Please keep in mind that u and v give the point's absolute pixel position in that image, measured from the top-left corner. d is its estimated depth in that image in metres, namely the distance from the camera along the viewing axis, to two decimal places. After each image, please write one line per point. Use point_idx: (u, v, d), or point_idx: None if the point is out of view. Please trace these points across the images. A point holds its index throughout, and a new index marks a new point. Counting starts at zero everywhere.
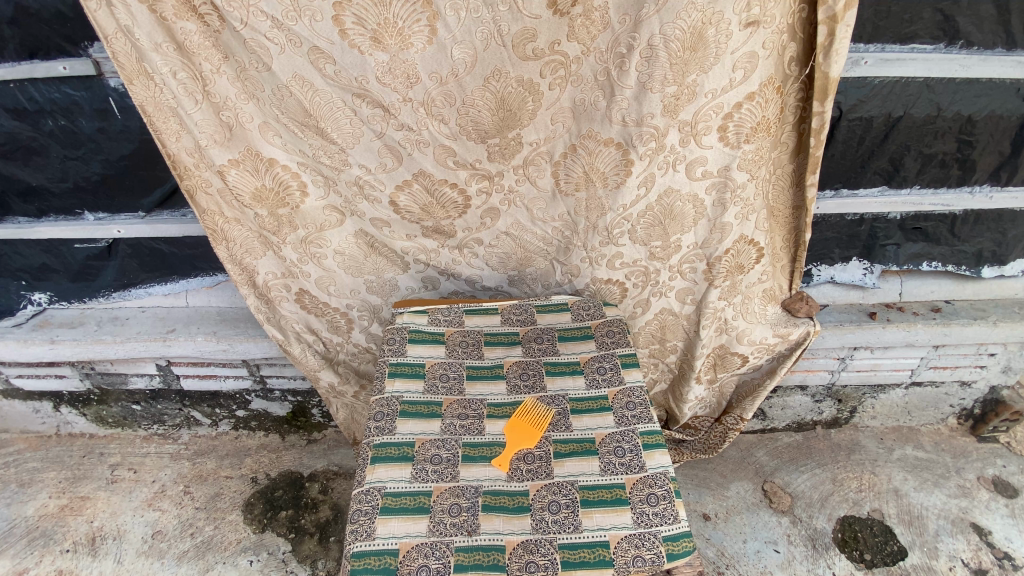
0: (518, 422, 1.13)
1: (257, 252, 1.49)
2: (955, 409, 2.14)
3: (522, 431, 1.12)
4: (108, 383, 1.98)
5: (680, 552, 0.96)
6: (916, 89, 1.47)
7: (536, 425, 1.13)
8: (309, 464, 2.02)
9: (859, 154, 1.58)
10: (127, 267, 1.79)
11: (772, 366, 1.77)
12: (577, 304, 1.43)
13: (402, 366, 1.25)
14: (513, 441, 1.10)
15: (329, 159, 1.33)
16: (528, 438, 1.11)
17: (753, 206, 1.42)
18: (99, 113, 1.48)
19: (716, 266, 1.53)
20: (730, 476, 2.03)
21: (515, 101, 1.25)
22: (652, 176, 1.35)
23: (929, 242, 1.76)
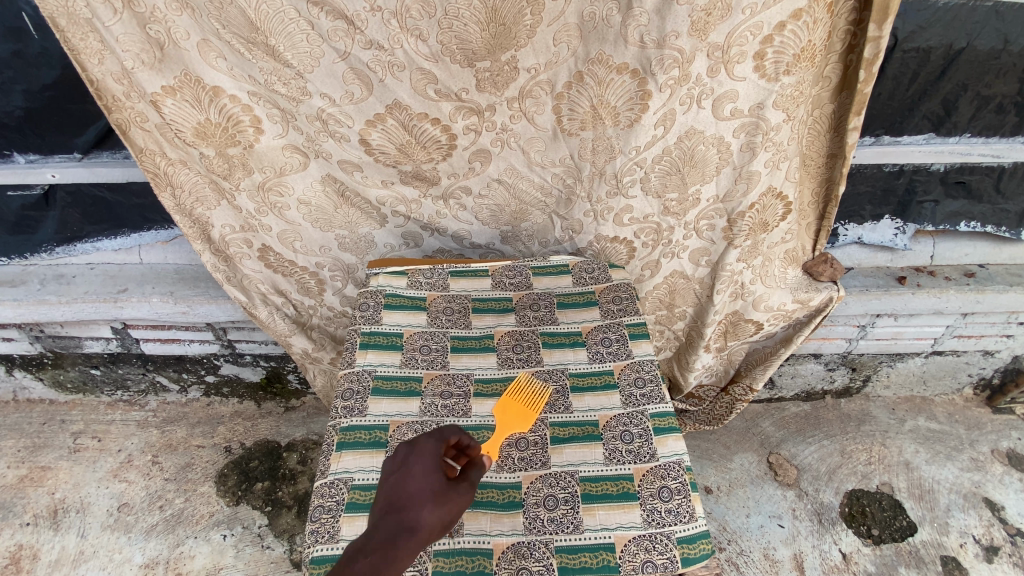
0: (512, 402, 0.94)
1: (209, 202, 1.29)
2: (973, 379, 2.02)
3: (515, 410, 0.92)
4: (61, 346, 1.81)
5: (697, 557, 0.82)
6: (984, 15, 1.24)
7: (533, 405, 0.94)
8: (286, 433, 1.89)
9: (909, 94, 1.36)
10: (70, 218, 1.58)
11: (787, 334, 1.64)
12: (579, 265, 1.25)
13: (376, 337, 1.08)
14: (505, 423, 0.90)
15: (284, 87, 1.09)
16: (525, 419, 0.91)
17: (786, 152, 1.22)
18: (11, 31, 1.23)
19: (739, 223, 1.34)
20: (734, 448, 1.92)
21: (510, 14, 1.00)
22: (672, 113, 1.13)
23: (969, 199, 1.58)
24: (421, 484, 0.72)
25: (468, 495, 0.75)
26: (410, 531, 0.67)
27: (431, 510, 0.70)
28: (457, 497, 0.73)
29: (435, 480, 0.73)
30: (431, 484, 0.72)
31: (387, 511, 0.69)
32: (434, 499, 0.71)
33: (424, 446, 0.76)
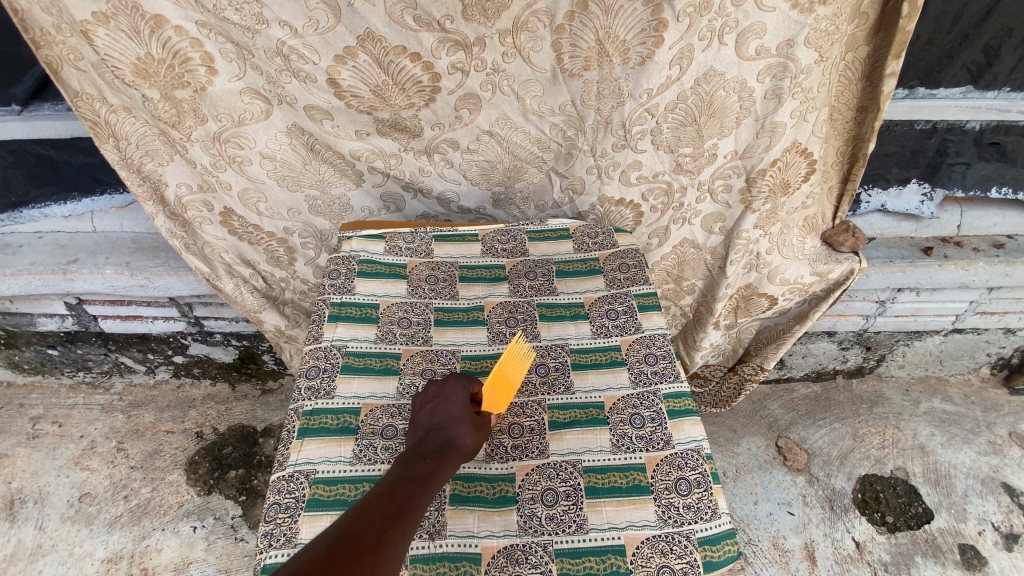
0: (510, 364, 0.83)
1: (160, 156, 1.13)
2: (991, 359, 1.92)
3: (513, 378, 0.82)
4: (13, 325, 1.65)
5: (722, 560, 0.69)
6: None
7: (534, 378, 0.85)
8: (263, 417, 1.76)
9: (950, 39, 1.21)
10: (11, 180, 1.41)
11: (802, 310, 1.51)
12: (580, 230, 1.11)
13: (348, 308, 0.94)
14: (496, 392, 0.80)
15: (236, 13, 0.93)
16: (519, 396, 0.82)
17: (815, 100, 1.08)
18: None
19: (758, 183, 1.20)
20: (741, 431, 1.81)
21: None
22: (689, 50, 0.98)
23: (1004, 162, 1.44)
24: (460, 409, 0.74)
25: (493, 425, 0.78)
26: (455, 452, 0.70)
27: (471, 431, 0.73)
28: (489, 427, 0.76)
29: (471, 411, 0.75)
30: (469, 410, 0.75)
31: (428, 433, 0.71)
32: (472, 424, 0.73)
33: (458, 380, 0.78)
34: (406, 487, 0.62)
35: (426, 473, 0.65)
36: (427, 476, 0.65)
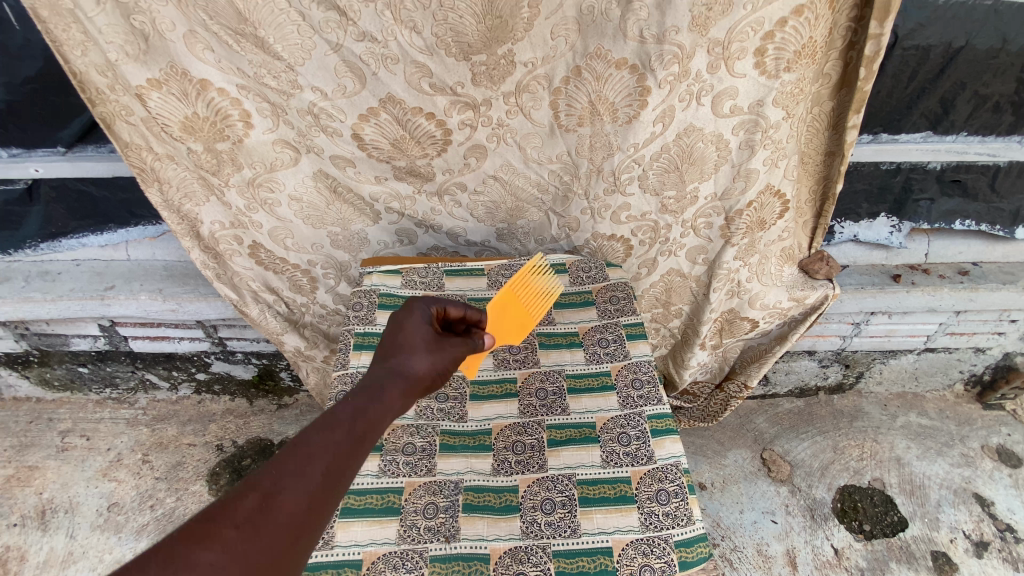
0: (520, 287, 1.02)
1: (197, 198, 1.26)
2: (964, 376, 2.04)
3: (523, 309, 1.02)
4: (47, 344, 1.77)
5: (695, 560, 0.81)
6: (984, 14, 1.22)
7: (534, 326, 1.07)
8: (279, 431, 1.87)
9: (908, 92, 1.35)
10: (54, 214, 1.54)
11: (782, 331, 1.63)
12: (576, 264, 1.24)
13: (370, 337, 1.07)
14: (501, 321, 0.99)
15: (274, 80, 1.06)
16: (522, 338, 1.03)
17: (785, 150, 1.21)
18: None
19: (736, 221, 1.33)
20: (728, 444, 1.93)
21: (507, 6, 0.97)
22: (671, 110, 1.12)
23: (966, 198, 1.58)
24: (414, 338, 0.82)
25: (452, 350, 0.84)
26: (405, 375, 0.77)
27: (424, 355, 0.80)
28: (448, 351, 0.83)
29: (429, 338, 0.83)
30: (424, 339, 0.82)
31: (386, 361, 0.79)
32: (426, 350, 0.81)
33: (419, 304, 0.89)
34: (349, 412, 0.69)
35: (372, 398, 0.72)
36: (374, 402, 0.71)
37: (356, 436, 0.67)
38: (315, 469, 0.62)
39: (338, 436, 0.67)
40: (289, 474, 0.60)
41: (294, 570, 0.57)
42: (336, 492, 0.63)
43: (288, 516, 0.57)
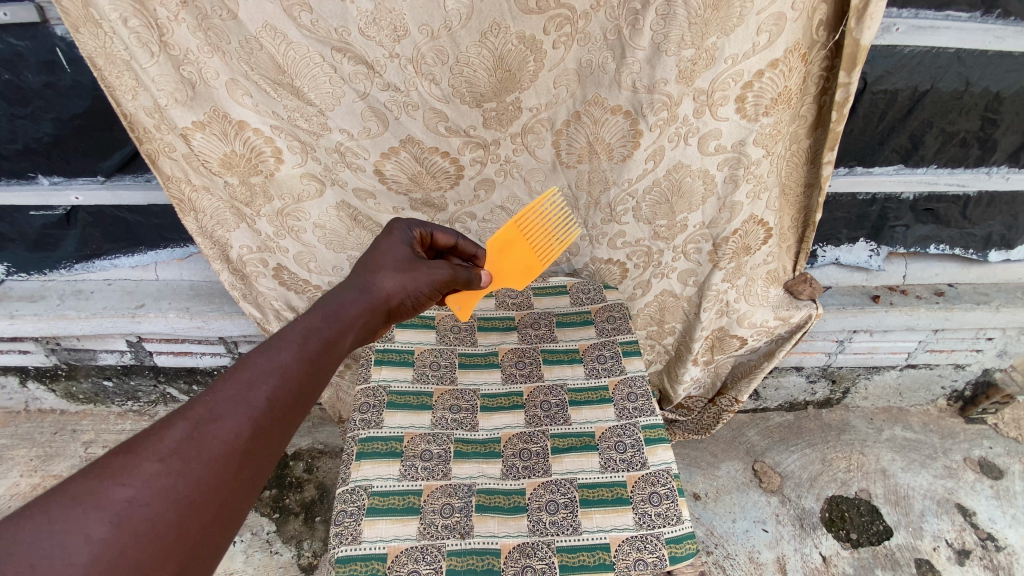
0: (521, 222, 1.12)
1: (229, 225, 1.37)
2: (946, 391, 2.14)
3: (522, 251, 1.12)
4: (76, 359, 1.87)
5: (683, 555, 0.91)
6: (947, 60, 1.35)
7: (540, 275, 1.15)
8: (293, 442, 1.96)
9: (880, 130, 1.48)
10: (90, 237, 1.66)
11: (770, 348, 1.73)
12: (576, 286, 1.35)
13: (389, 353, 1.17)
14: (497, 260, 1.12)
15: (306, 122, 1.19)
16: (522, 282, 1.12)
17: (766, 183, 1.31)
18: (47, 66, 1.31)
19: (723, 247, 1.44)
20: (721, 456, 2.02)
21: (515, 61, 1.11)
22: (661, 149, 1.25)
23: (939, 224, 1.70)
24: (385, 261, 0.92)
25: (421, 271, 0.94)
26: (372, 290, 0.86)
27: (390, 274, 0.90)
28: (413, 272, 0.92)
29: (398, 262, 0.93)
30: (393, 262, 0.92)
31: (356, 279, 0.87)
32: (394, 270, 0.90)
33: (399, 229, 1.01)
34: (308, 327, 0.73)
35: (336, 315, 0.78)
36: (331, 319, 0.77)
37: (306, 357, 0.70)
38: (254, 395, 0.64)
39: (278, 361, 0.68)
40: (224, 402, 0.62)
41: (236, 484, 0.60)
42: (282, 412, 0.65)
43: (225, 436, 0.60)
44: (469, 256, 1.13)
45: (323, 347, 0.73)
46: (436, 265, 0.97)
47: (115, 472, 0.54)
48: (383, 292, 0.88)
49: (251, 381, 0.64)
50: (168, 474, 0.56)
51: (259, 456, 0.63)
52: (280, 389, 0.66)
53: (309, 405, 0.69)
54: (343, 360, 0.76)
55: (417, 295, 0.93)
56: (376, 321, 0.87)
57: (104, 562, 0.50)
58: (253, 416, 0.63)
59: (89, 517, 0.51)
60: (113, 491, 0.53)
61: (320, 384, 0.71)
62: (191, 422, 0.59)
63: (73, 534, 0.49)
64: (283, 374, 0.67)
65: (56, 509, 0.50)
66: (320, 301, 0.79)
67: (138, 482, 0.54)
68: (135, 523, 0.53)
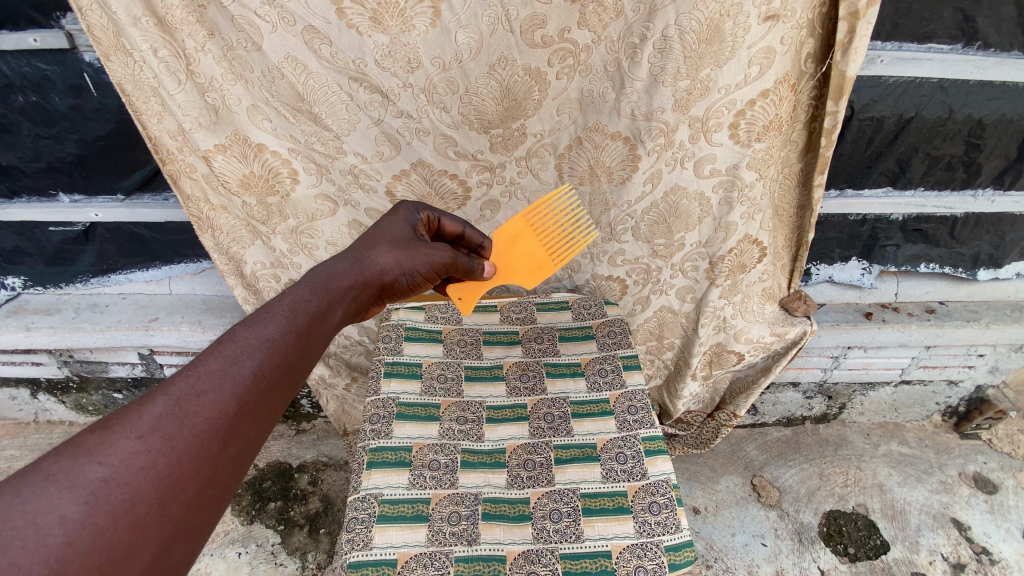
0: (534, 221, 1.16)
1: (244, 241, 1.44)
2: (940, 407, 2.17)
3: (529, 248, 1.17)
4: (87, 371, 1.91)
5: (682, 563, 0.94)
6: (930, 90, 1.42)
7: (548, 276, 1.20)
8: (298, 455, 1.99)
9: (868, 154, 1.55)
10: (107, 252, 1.71)
11: (767, 364, 1.77)
12: (578, 302, 1.40)
13: (398, 366, 1.22)
14: (506, 256, 1.17)
15: (322, 146, 1.26)
16: (528, 281, 1.17)
17: (759, 205, 1.37)
18: (73, 90, 1.37)
19: (719, 265, 1.50)
20: (720, 470, 2.05)
21: (521, 91, 1.18)
22: (659, 173, 1.32)
23: (928, 244, 1.76)
24: (382, 236, 0.99)
25: (417, 248, 1.00)
26: (364, 265, 0.93)
27: (384, 249, 0.96)
28: (406, 250, 0.99)
29: (393, 238, 0.99)
30: (387, 238, 0.99)
31: (349, 255, 0.94)
32: (387, 245, 0.97)
33: (406, 210, 1.07)
34: (293, 304, 0.80)
35: (325, 289, 0.85)
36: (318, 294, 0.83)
37: (289, 333, 0.76)
38: (236, 370, 0.69)
39: (260, 337, 0.73)
40: (207, 377, 0.66)
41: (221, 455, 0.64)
42: (265, 387, 0.70)
43: (207, 411, 0.64)
44: (476, 246, 1.18)
45: (299, 325, 0.78)
46: (431, 247, 1.02)
47: (89, 451, 0.57)
48: (362, 271, 0.93)
49: (226, 358, 0.69)
50: (145, 448, 0.59)
51: (244, 426, 0.68)
52: (256, 364, 0.71)
53: (286, 379, 0.73)
54: (319, 337, 0.81)
55: (402, 274, 0.98)
56: (355, 301, 0.91)
57: (81, 534, 0.53)
58: (229, 390, 0.67)
59: (65, 493, 0.54)
60: (88, 468, 0.56)
61: (295, 360, 0.76)
62: (167, 399, 0.63)
63: (49, 509, 0.53)
64: (258, 350, 0.72)
65: (31, 487, 0.53)
66: (297, 282, 0.83)
67: (114, 458, 0.58)
68: (111, 497, 0.56)
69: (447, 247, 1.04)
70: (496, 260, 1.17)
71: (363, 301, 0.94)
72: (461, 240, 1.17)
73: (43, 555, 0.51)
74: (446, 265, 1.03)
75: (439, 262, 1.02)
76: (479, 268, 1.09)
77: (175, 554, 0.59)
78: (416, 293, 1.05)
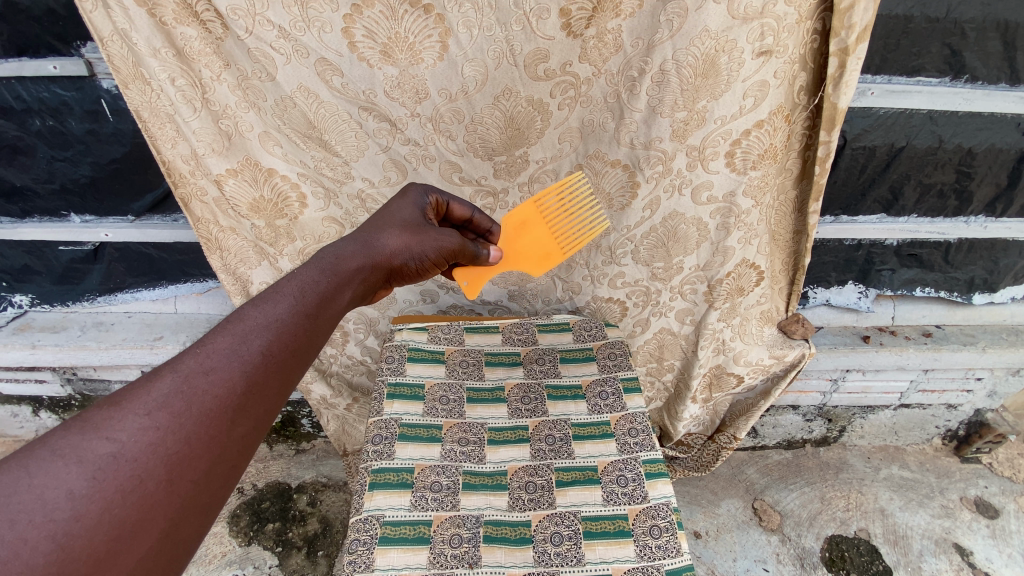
0: (543, 208, 1.17)
1: (252, 262, 1.47)
2: (940, 430, 2.17)
3: (537, 235, 1.17)
4: (90, 389, 1.92)
5: None
6: (920, 120, 1.47)
7: (556, 264, 1.21)
8: (297, 475, 1.99)
9: (861, 182, 1.59)
10: (114, 271, 1.74)
11: (767, 387, 1.78)
12: (578, 324, 1.42)
13: (401, 387, 1.23)
14: (514, 243, 1.18)
15: (331, 171, 1.30)
16: (535, 268, 1.19)
17: (756, 230, 1.40)
18: (90, 115, 1.41)
19: (717, 288, 1.52)
20: (721, 494, 2.04)
21: (524, 120, 1.23)
22: (657, 199, 1.36)
23: (923, 268, 1.79)
24: (389, 221, 0.98)
25: (426, 234, 0.98)
26: (373, 248, 0.91)
27: (394, 233, 0.95)
28: (416, 236, 0.97)
29: (403, 223, 0.98)
30: (396, 223, 0.97)
31: (358, 236, 0.92)
32: (396, 230, 0.95)
33: (414, 193, 1.07)
34: (303, 284, 0.78)
35: (334, 269, 0.83)
36: (327, 275, 0.82)
37: (298, 314, 0.74)
38: (245, 349, 0.67)
39: (269, 317, 0.71)
40: (215, 355, 0.65)
41: (229, 435, 0.63)
42: (273, 367, 0.69)
43: (216, 389, 0.63)
44: (483, 230, 1.22)
45: (309, 304, 0.76)
46: (440, 232, 1.01)
47: (96, 426, 0.57)
48: (373, 253, 0.91)
49: (235, 337, 0.67)
50: (154, 424, 0.59)
51: (251, 406, 0.66)
52: (265, 343, 0.69)
53: (294, 359, 0.72)
54: (329, 318, 0.79)
55: (413, 258, 0.97)
56: (367, 282, 0.90)
57: (89, 510, 0.53)
58: (238, 368, 0.66)
59: (72, 468, 0.54)
60: (97, 443, 0.56)
61: (305, 339, 0.74)
62: (175, 376, 0.62)
63: (56, 485, 0.53)
64: (268, 329, 0.70)
65: (38, 463, 0.53)
66: (308, 262, 0.81)
67: (122, 433, 0.57)
68: (118, 474, 0.55)
69: (457, 232, 1.04)
70: (504, 246, 1.18)
71: (374, 283, 0.93)
72: (470, 223, 1.20)
73: (49, 530, 0.51)
74: (455, 250, 1.03)
75: (448, 247, 1.01)
76: (485, 252, 1.10)
77: (184, 532, 0.59)
78: (425, 278, 1.04)
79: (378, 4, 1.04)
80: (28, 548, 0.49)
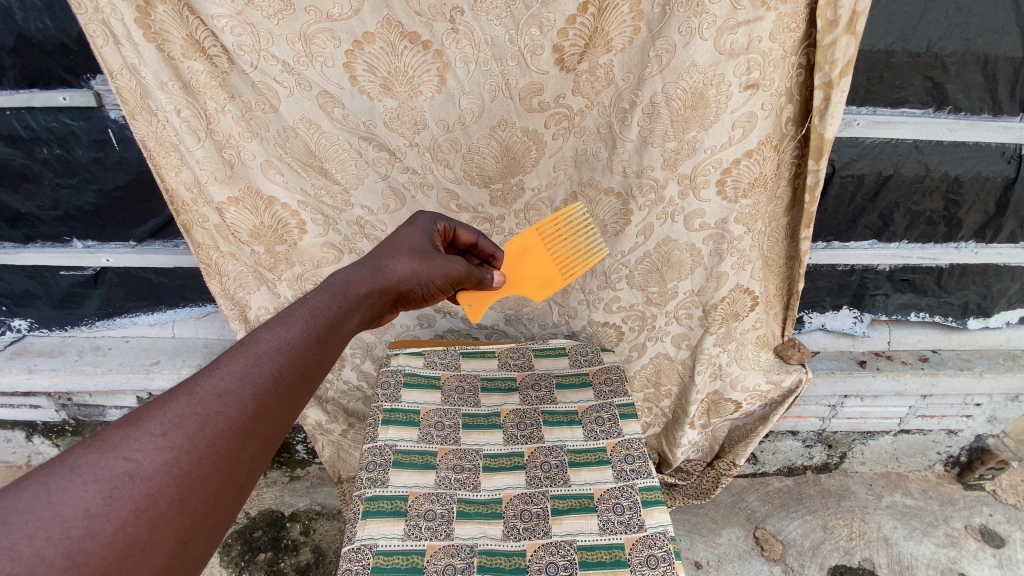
0: (546, 232, 1.20)
1: (250, 287, 1.48)
2: (942, 456, 2.15)
3: (541, 261, 1.20)
4: (84, 414, 1.91)
5: None
6: (906, 150, 1.51)
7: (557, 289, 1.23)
8: (291, 503, 1.96)
9: (851, 209, 1.62)
10: (114, 295, 1.75)
11: (764, 412, 1.77)
12: (575, 349, 1.43)
13: (396, 413, 1.23)
14: (517, 268, 1.20)
15: (331, 199, 1.33)
16: (539, 293, 1.20)
17: (749, 256, 1.42)
18: (96, 143, 1.45)
19: (712, 313, 1.53)
20: (721, 523, 2.01)
21: (519, 150, 1.27)
22: (650, 226, 1.38)
23: (916, 293, 1.80)
24: (398, 247, 0.99)
25: (434, 260, 1.00)
26: (381, 274, 0.92)
27: (402, 258, 0.96)
28: (425, 261, 0.98)
29: (410, 249, 0.99)
30: (405, 248, 0.98)
31: (368, 262, 0.93)
32: (404, 255, 0.97)
33: (423, 220, 1.08)
34: (313, 307, 0.79)
35: (343, 294, 0.84)
36: (336, 299, 0.82)
37: (309, 339, 0.75)
38: (257, 372, 0.68)
39: (281, 341, 0.72)
40: (228, 378, 0.65)
41: (238, 456, 0.63)
42: (284, 391, 0.69)
43: (229, 412, 0.63)
44: (488, 256, 1.20)
45: (320, 328, 0.77)
46: (447, 259, 1.02)
47: (114, 445, 0.57)
48: (383, 279, 0.92)
49: (247, 360, 0.68)
50: (168, 445, 0.59)
51: (261, 428, 0.66)
52: (276, 367, 0.70)
53: (305, 383, 0.72)
54: (339, 341, 0.80)
55: (420, 283, 0.97)
56: (374, 306, 0.91)
57: (104, 527, 0.53)
58: (250, 391, 0.66)
59: (89, 486, 0.54)
60: (113, 462, 0.56)
61: (316, 363, 0.75)
62: (190, 398, 0.63)
63: (73, 502, 0.53)
64: (279, 352, 0.71)
65: (57, 480, 0.54)
66: (319, 287, 0.82)
67: (137, 453, 0.57)
68: (132, 492, 0.55)
69: (463, 259, 1.05)
70: (508, 270, 1.20)
71: (380, 308, 0.93)
72: (475, 249, 1.19)
73: (66, 546, 0.51)
74: (462, 277, 1.04)
75: (454, 274, 1.02)
76: (489, 278, 1.12)
77: (192, 551, 0.59)
78: (431, 304, 1.04)
79: (379, 40, 1.09)
80: (44, 565, 0.49)
